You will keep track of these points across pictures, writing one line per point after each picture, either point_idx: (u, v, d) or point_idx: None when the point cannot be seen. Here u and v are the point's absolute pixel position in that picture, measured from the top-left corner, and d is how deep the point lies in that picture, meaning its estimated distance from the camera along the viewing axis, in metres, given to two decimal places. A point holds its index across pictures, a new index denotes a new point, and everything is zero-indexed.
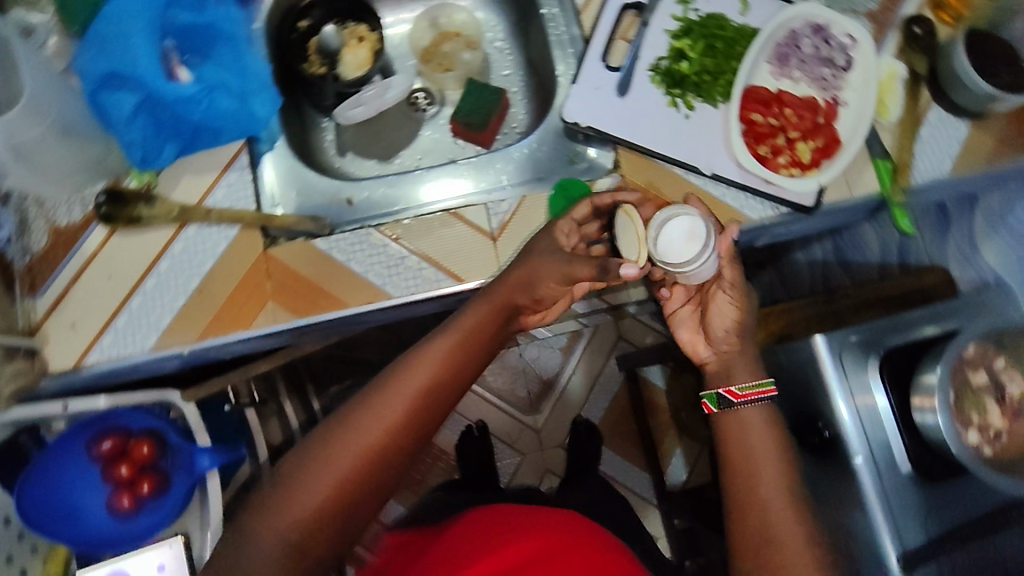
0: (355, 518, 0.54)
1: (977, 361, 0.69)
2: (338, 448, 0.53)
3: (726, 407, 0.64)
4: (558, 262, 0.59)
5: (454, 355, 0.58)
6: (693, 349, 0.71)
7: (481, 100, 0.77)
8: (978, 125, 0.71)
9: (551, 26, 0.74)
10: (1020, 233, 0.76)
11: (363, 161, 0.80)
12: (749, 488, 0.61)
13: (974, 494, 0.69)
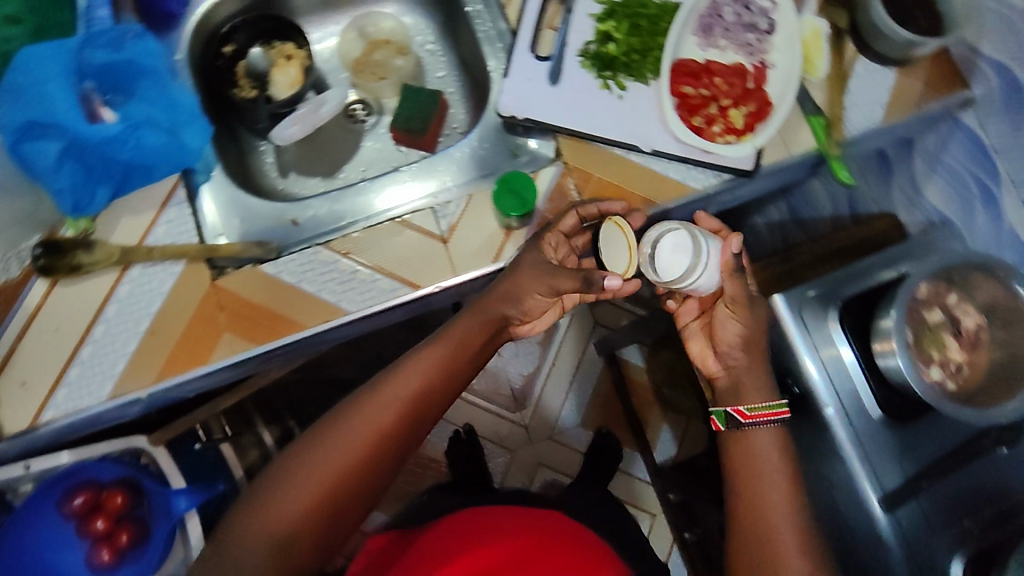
0: (340, 522, 0.55)
1: (931, 300, 0.70)
2: (328, 452, 0.55)
3: (734, 426, 0.66)
4: (542, 274, 0.60)
5: (447, 362, 0.60)
6: (704, 362, 0.72)
7: (417, 106, 0.74)
8: (902, 71, 0.74)
9: (478, 23, 0.74)
10: (957, 169, 0.71)
11: (307, 180, 0.79)
12: (745, 472, 0.64)
13: (946, 428, 0.71)
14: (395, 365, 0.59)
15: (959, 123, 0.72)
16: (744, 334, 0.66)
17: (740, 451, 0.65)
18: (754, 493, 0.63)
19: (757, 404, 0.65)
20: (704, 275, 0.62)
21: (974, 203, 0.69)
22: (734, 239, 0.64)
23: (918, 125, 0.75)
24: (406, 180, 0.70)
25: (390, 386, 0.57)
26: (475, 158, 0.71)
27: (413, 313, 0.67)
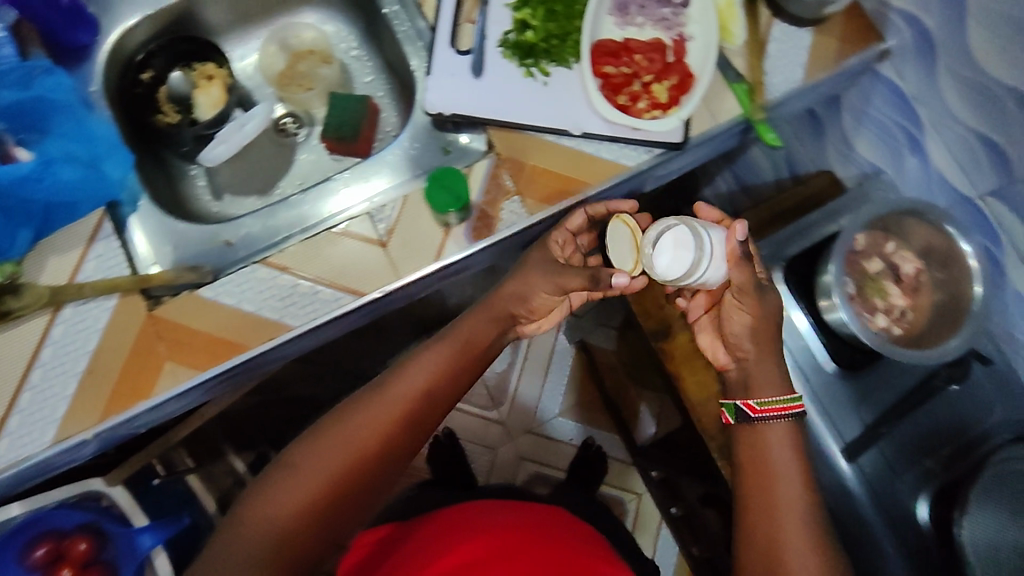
0: (341, 517, 0.55)
1: (868, 251, 0.73)
2: (333, 443, 0.56)
3: (744, 420, 0.66)
4: (550, 275, 0.63)
5: (454, 359, 0.62)
6: (714, 354, 0.75)
7: (346, 112, 0.73)
8: (818, 31, 0.74)
9: (396, 24, 0.74)
10: (880, 122, 0.78)
11: (242, 200, 0.77)
12: (758, 471, 0.63)
13: (897, 373, 0.73)
14: (402, 364, 0.61)
15: (878, 76, 0.76)
16: (754, 322, 0.67)
17: (750, 444, 0.65)
18: (749, 472, 0.64)
19: (768, 399, 0.65)
20: (709, 268, 0.64)
21: (901, 150, 0.77)
22: (738, 227, 0.64)
23: (840, 80, 0.76)
24: (340, 188, 0.69)
25: (397, 382, 0.59)
26: (410, 159, 0.70)
27: (364, 320, 0.67)
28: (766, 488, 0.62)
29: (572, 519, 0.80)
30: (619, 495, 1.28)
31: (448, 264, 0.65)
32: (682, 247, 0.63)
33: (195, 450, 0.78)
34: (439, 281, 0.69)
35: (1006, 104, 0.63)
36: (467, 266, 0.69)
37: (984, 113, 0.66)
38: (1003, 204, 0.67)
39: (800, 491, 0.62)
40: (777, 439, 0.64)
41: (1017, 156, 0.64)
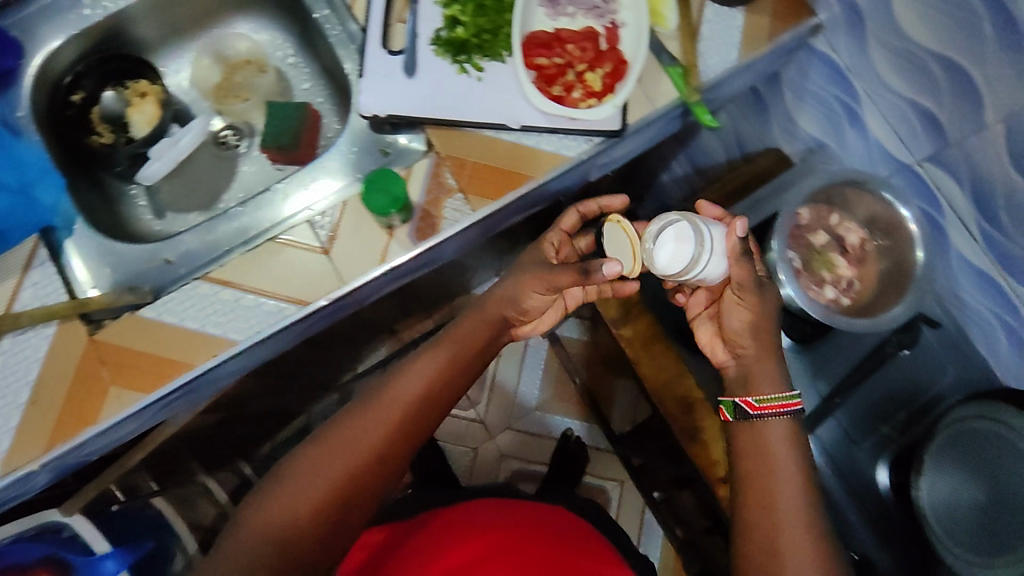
0: (346, 521, 0.55)
1: (813, 225, 0.75)
2: (339, 444, 0.57)
3: (743, 417, 0.62)
4: (540, 272, 0.67)
5: (452, 359, 0.64)
6: (712, 351, 0.70)
7: (283, 120, 0.73)
8: (751, 10, 0.73)
9: (327, 28, 0.74)
10: (820, 96, 0.78)
11: (186, 217, 0.76)
12: (757, 453, 0.59)
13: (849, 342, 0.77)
14: (400, 367, 0.62)
15: (813, 51, 0.76)
16: (753, 319, 0.64)
17: (748, 442, 0.61)
18: (744, 462, 0.60)
19: (767, 395, 0.62)
20: (709, 264, 0.62)
21: (842, 122, 0.78)
22: (739, 224, 0.61)
23: (777, 56, 0.76)
24: (279, 199, 0.69)
25: (396, 385, 0.61)
26: (349, 164, 0.70)
27: (314, 329, 0.66)
28: (767, 474, 0.58)
29: (547, 509, 0.81)
30: (601, 483, 1.28)
31: (394, 266, 0.65)
32: (681, 242, 0.61)
33: (159, 472, 0.77)
34: (388, 284, 0.68)
35: (938, 72, 0.64)
36: (415, 266, 0.68)
37: (918, 83, 0.66)
38: (940, 169, 0.69)
39: (800, 484, 0.57)
40: (777, 438, 0.60)
41: (950, 122, 0.65)
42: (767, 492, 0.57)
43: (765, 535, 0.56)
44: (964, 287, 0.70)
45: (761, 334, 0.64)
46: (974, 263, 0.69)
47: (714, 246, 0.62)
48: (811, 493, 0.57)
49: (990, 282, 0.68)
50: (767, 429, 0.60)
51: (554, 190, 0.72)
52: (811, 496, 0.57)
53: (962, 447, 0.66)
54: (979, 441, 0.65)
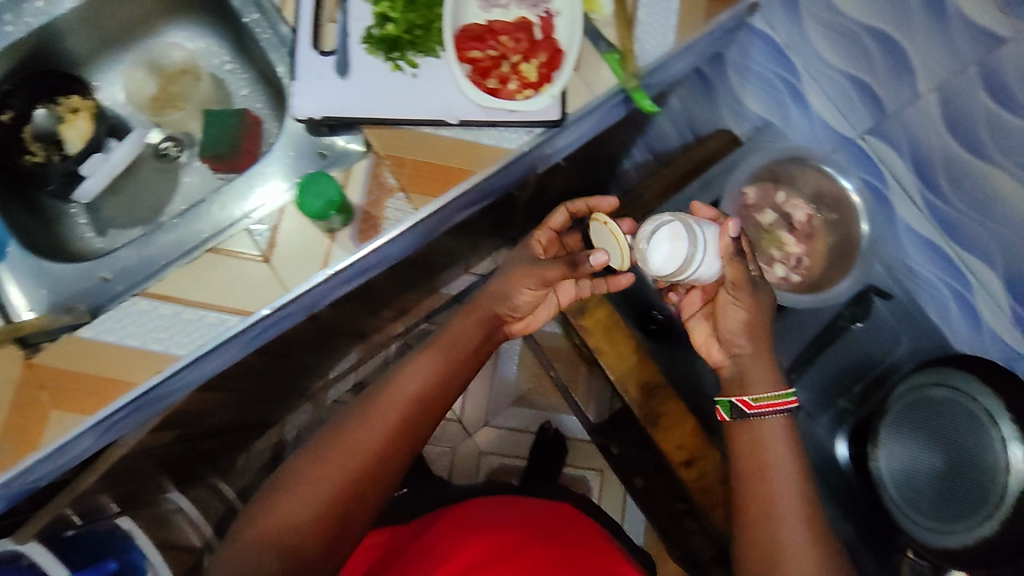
0: (347, 525, 0.59)
1: (761, 203, 0.85)
2: (345, 444, 0.61)
3: (738, 415, 0.66)
4: (527, 266, 0.74)
5: (448, 358, 0.69)
6: (708, 351, 0.74)
7: (222, 128, 0.75)
8: None
9: (258, 32, 0.73)
10: (763, 77, 0.86)
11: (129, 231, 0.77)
12: (755, 454, 0.64)
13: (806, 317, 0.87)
14: (396, 373, 0.67)
15: (753, 30, 0.80)
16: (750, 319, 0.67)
17: (745, 438, 0.66)
18: (741, 462, 0.65)
19: (762, 394, 0.66)
20: (701, 264, 0.64)
21: (785, 99, 0.86)
22: (731, 224, 0.64)
23: (717, 36, 0.75)
24: (214, 207, 0.69)
25: (396, 386, 0.65)
26: (293, 168, 0.70)
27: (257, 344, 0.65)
28: (759, 474, 0.63)
29: (545, 504, 0.84)
30: (581, 473, 1.28)
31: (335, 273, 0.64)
32: (677, 243, 0.64)
33: (120, 494, 0.77)
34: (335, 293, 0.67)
35: (872, 47, 0.73)
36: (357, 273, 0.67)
37: (850, 53, 0.76)
38: (877, 140, 0.80)
39: (794, 483, 0.62)
40: (772, 434, 0.65)
41: (886, 94, 0.75)
42: (767, 488, 0.62)
43: (762, 527, 0.61)
44: (909, 252, 0.83)
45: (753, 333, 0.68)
46: (914, 228, 0.81)
47: (709, 249, 0.64)
48: (804, 482, 0.62)
49: (929, 244, 0.80)
50: (763, 425, 0.65)
51: (495, 189, 0.69)
52: (804, 482, 0.62)
53: (915, 413, 0.71)
54: (925, 407, 0.71)
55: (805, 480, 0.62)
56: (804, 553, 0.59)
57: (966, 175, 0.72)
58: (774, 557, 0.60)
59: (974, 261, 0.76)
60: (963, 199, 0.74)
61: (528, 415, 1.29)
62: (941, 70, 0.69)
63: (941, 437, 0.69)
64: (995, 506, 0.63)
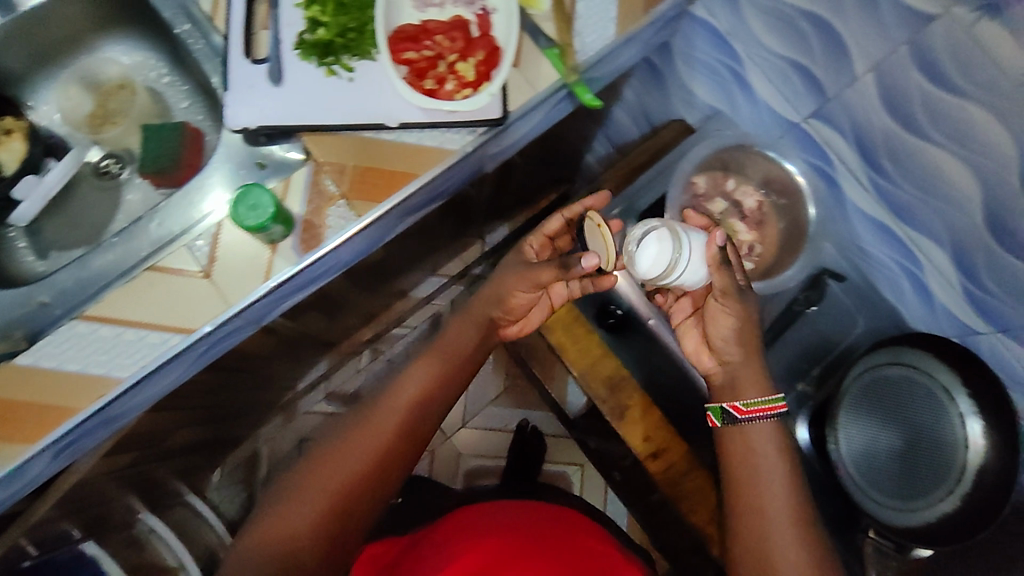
0: (349, 527, 0.62)
1: (712, 193, 0.85)
2: (349, 450, 0.65)
3: (730, 421, 0.68)
4: (521, 271, 0.74)
5: (449, 359, 0.73)
6: (699, 359, 0.74)
7: (161, 143, 0.75)
8: None
9: (191, 43, 0.74)
10: (706, 65, 0.85)
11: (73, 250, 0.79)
12: (749, 462, 0.66)
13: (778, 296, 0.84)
14: (398, 381, 0.71)
15: (689, 17, 0.80)
16: (718, 318, 0.69)
17: (738, 444, 0.67)
18: (734, 466, 0.67)
19: (754, 399, 0.67)
20: (687, 270, 0.68)
21: (731, 86, 0.84)
22: (716, 234, 0.65)
23: (655, 26, 0.75)
24: (151, 224, 0.70)
25: (400, 390, 0.69)
26: (239, 178, 0.69)
27: (201, 363, 0.64)
28: (753, 472, 0.65)
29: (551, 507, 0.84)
30: (562, 469, 1.29)
31: (279, 285, 0.63)
32: (663, 250, 0.66)
33: (81, 520, 0.78)
34: (287, 302, 0.67)
35: (807, 32, 0.71)
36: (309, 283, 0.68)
37: (789, 41, 0.73)
38: (819, 123, 0.78)
39: (792, 493, 0.64)
40: (762, 437, 0.67)
41: (827, 79, 0.73)
42: (757, 488, 0.64)
43: (757, 538, 0.63)
44: (862, 232, 0.82)
45: (728, 334, 0.69)
46: (860, 208, 0.81)
47: (691, 256, 0.67)
48: (796, 491, 0.64)
49: (877, 224, 0.80)
50: (750, 429, 0.67)
51: (442, 190, 0.72)
52: (796, 493, 0.64)
53: (873, 390, 0.74)
54: (886, 387, 0.73)
55: (794, 488, 0.64)
56: (801, 551, 0.61)
57: (910, 164, 0.71)
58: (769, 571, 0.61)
59: (921, 241, 0.76)
60: (908, 184, 0.73)
61: (505, 414, 1.29)
62: (878, 56, 0.67)
63: (904, 420, 0.71)
64: (953, 479, 0.66)
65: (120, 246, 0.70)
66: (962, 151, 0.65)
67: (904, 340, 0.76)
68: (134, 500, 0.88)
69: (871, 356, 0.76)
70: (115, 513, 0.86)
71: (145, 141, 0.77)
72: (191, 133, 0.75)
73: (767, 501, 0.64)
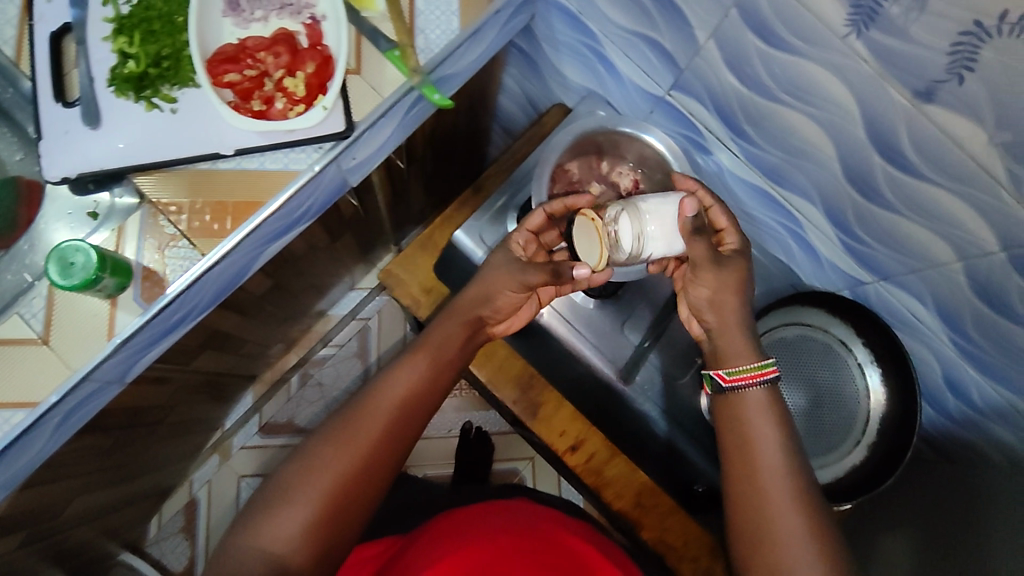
0: (366, 494, 0.65)
1: None
2: (323, 465, 0.64)
3: (720, 389, 0.70)
4: (512, 273, 0.75)
5: (428, 370, 0.72)
6: (688, 324, 0.78)
7: (201, 109, 0.71)
8: (704, 34, 0.70)
9: (255, 14, 0.73)
10: (732, 135, 0.80)
11: (92, 195, 0.74)
12: (739, 420, 0.67)
13: (813, 345, 0.85)
14: (386, 375, 0.71)
15: (705, 80, 0.76)
16: (712, 295, 0.72)
17: (727, 411, 0.69)
18: (733, 471, 0.66)
19: (738, 367, 0.69)
20: (662, 244, 0.73)
21: (760, 153, 0.79)
22: (688, 203, 0.71)
23: (725, 84, 0.74)
24: (171, 181, 0.72)
25: (381, 391, 0.69)
26: (269, 161, 0.73)
27: (151, 347, 0.72)
28: (752, 480, 0.64)
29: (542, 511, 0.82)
30: (513, 466, 1.49)
31: (217, 265, 0.70)
32: (632, 224, 0.72)
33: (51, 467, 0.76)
34: (267, 253, 0.77)
35: (798, 128, 0.71)
36: (232, 272, 0.74)
37: (825, 121, 0.68)
38: (800, 200, 0.81)
39: (788, 484, 0.63)
40: (755, 404, 0.68)
41: (880, 164, 0.67)
42: (760, 480, 0.64)
43: (750, 512, 0.63)
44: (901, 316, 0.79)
45: (722, 308, 0.72)
46: (839, 267, 0.86)
47: (666, 224, 0.73)
48: (792, 468, 0.64)
49: (849, 279, 0.87)
50: (742, 398, 0.69)
51: (308, 209, 0.77)
52: (790, 471, 0.64)
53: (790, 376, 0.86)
54: (827, 402, 0.84)
55: (789, 452, 0.65)
56: (806, 542, 0.60)
57: (888, 235, 0.75)
58: (764, 539, 0.62)
59: (909, 301, 0.82)
60: (881, 245, 0.77)
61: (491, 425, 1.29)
62: (865, 163, 0.69)
63: (830, 421, 0.83)
64: (856, 435, 0.82)
65: (159, 212, 0.72)
66: (938, 229, 0.69)
67: (840, 380, 0.83)
68: (105, 443, 0.88)
69: (803, 381, 0.86)
70: (88, 457, 0.86)
71: (181, 102, 0.71)
72: (231, 104, 0.70)
73: (777, 512, 0.62)
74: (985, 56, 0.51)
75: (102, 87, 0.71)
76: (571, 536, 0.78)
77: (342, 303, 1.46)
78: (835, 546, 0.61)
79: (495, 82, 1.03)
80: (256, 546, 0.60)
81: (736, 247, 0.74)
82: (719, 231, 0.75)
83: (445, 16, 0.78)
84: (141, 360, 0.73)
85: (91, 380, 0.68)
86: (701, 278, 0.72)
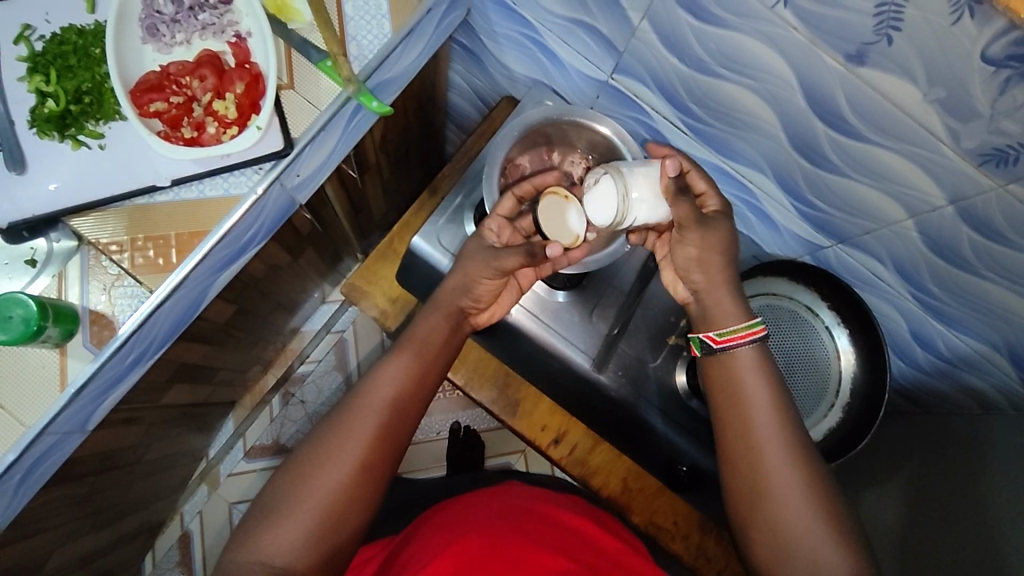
0: (363, 500, 0.62)
1: None
2: (316, 474, 0.61)
3: (707, 351, 0.67)
4: (485, 260, 0.71)
5: (416, 368, 0.68)
6: (673, 289, 0.74)
7: (130, 142, 0.70)
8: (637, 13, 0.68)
9: (178, 35, 0.71)
10: (677, 114, 0.81)
11: (27, 242, 0.70)
12: (731, 379, 0.64)
13: (786, 314, 0.85)
14: (374, 374, 0.67)
15: (642, 58, 0.75)
16: (699, 254, 0.67)
17: (717, 375, 0.66)
18: (728, 431, 0.64)
19: (727, 328, 0.65)
20: (639, 209, 0.69)
21: (700, 130, 0.80)
22: (669, 163, 0.66)
23: (665, 64, 0.74)
24: (109, 220, 0.70)
25: (370, 392, 0.65)
26: (208, 189, 0.71)
27: (111, 390, 0.70)
28: (749, 440, 0.62)
29: (537, 494, 0.80)
30: (506, 459, 1.48)
31: (166, 300, 0.68)
32: (614, 187, 0.69)
33: (18, 520, 0.74)
34: (220, 281, 0.74)
35: (739, 101, 0.71)
36: (189, 298, 0.71)
37: (761, 94, 0.68)
38: (752, 171, 0.82)
39: (782, 443, 0.61)
40: (745, 366, 0.64)
41: (820, 128, 0.68)
42: (757, 439, 0.62)
43: (749, 475, 0.61)
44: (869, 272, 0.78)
45: (707, 267, 0.67)
46: (797, 234, 0.87)
47: (647, 188, 0.69)
48: (788, 428, 0.62)
49: (809, 245, 0.88)
50: (732, 359, 0.65)
51: (264, 223, 0.74)
52: (787, 429, 0.62)
53: None
54: (797, 370, 0.84)
55: (785, 411, 0.62)
56: (806, 499, 0.59)
57: (838, 197, 0.76)
58: (761, 497, 0.60)
59: (867, 261, 0.83)
60: (834, 209, 0.78)
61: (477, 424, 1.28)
62: (808, 130, 0.69)
63: (802, 389, 0.84)
64: (830, 398, 0.82)
65: (101, 253, 0.70)
66: (888, 189, 0.69)
67: (810, 343, 0.83)
68: (79, 491, 0.86)
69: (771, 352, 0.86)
70: (62, 507, 0.84)
71: (110, 138, 0.70)
72: (161, 136, 0.68)
73: (773, 472, 0.60)
74: (909, 15, 0.51)
75: (24, 130, 0.69)
76: (565, 515, 0.76)
77: (315, 318, 1.44)
78: (828, 498, 0.60)
79: (441, 79, 1.01)
80: (254, 563, 0.58)
81: (717, 208, 0.68)
82: (698, 195, 0.68)
83: (375, 20, 0.76)
84: (99, 408, 0.70)
85: (49, 433, 0.66)
86: (684, 239, 0.66)
